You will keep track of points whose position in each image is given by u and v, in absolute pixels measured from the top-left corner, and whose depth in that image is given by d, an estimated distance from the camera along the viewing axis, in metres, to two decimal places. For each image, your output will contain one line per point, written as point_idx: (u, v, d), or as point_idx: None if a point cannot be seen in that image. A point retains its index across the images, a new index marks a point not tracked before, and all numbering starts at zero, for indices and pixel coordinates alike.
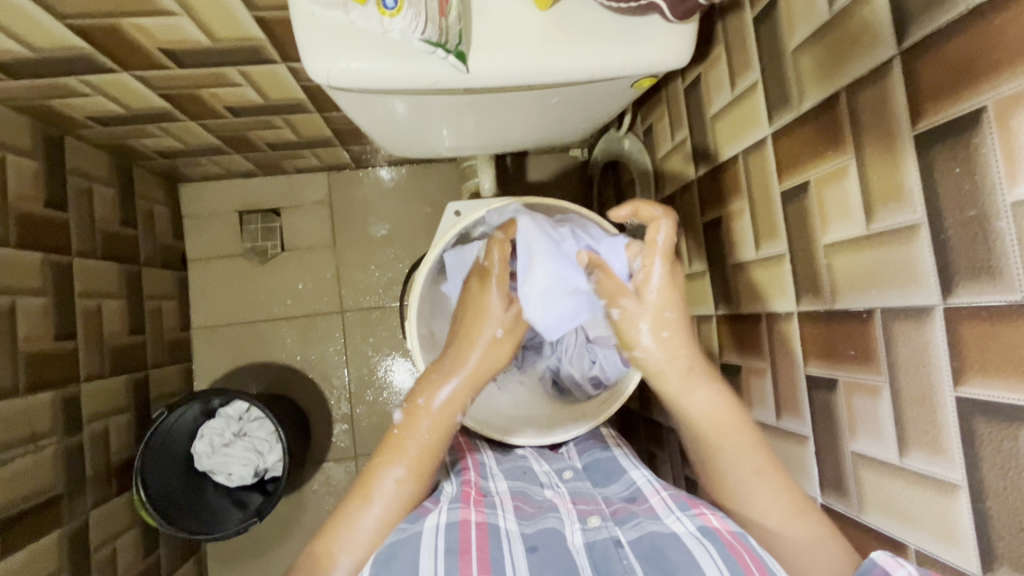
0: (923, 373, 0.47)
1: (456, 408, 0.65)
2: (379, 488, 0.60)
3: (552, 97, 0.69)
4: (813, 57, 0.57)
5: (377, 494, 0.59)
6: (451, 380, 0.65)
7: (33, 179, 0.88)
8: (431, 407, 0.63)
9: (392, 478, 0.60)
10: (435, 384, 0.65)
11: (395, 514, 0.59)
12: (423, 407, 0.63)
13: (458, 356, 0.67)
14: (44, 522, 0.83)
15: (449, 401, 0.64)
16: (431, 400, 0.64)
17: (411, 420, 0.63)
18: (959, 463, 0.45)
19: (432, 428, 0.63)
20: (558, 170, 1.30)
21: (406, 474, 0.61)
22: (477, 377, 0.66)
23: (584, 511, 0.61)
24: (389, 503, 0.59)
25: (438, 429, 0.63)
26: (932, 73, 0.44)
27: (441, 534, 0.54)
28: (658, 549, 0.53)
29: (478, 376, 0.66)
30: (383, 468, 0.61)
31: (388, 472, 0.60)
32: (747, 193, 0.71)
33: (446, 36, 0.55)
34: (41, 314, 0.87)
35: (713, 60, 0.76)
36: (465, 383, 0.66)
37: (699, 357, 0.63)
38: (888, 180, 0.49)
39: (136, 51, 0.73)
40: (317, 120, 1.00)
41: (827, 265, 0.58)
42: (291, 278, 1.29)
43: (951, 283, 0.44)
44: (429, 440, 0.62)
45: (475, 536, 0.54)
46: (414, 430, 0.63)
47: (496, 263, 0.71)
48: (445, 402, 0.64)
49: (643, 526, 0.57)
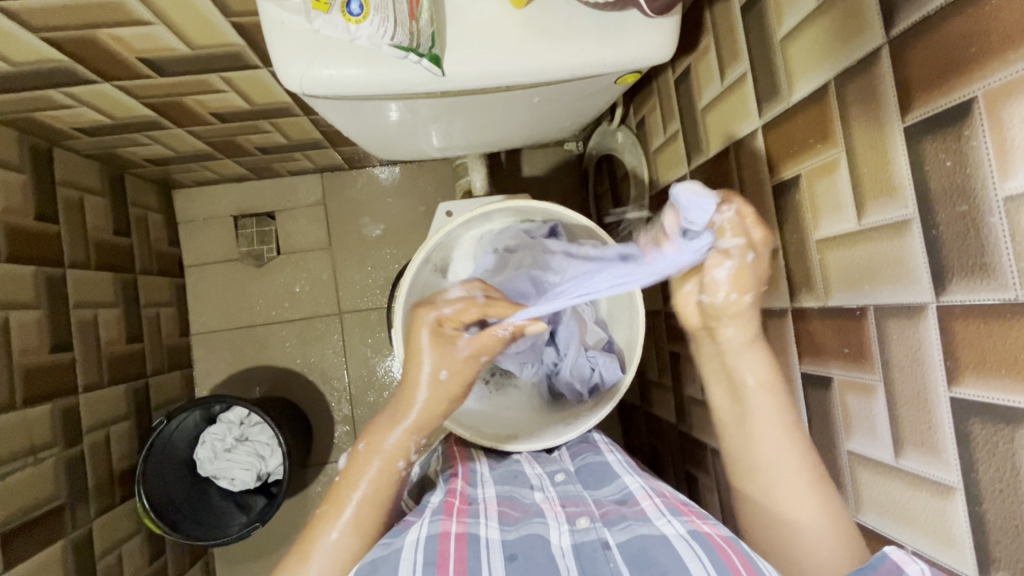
0: (917, 372, 0.46)
1: (402, 455, 0.63)
2: (320, 543, 0.59)
3: (534, 97, 0.68)
4: (801, 47, 0.55)
5: (320, 547, 0.59)
6: (396, 427, 0.63)
7: (22, 193, 0.88)
8: (375, 446, 0.63)
9: (334, 530, 0.59)
10: (379, 431, 0.63)
11: (338, 568, 0.58)
12: (366, 459, 0.62)
13: (404, 400, 0.63)
14: (48, 533, 0.84)
15: (394, 448, 0.63)
16: (375, 449, 0.62)
17: (352, 469, 0.62)
18: (955, 465, 0.44)
19: (378, 476, 0.62)
20: (553, 163, 1.28)
21: (352, 524, 0.60)
22: (417, 431, 0.63)
23: (573, 513, 0.62)
24: (330, 559, 0.58)
25: (382, 480, 0.62)
26: (921, 63, 0.42)
27: (420, 549, 0.54)
28: (646, 553, 0.53)
29: (426, 421, 0.63)
30: (326, 520, 0.60)
31: (331, 525, 0.60)
32: (739, 186, 0.69)
33: (417, 40, 0.53)
34: (37, 327, 0.88)
35: (702, 50, 0.74)
36: (408, 430, 0.63)
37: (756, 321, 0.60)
38: (879, 173, 0.47)
39: (115, 61, 0.72)
40: (304, 123, 0.99)
41: (820, 261, 0.56)
42: (288, 281, 1.29)
43: (944, 280, 0.43)
44: (373, 489, 0.61)
45: (453, 548, 0.54)
46: (356, 480, 0.62)
47: (450, 314, 0.64)
48: (388, 455, 0.62)
49: (632, 529, 0.57)
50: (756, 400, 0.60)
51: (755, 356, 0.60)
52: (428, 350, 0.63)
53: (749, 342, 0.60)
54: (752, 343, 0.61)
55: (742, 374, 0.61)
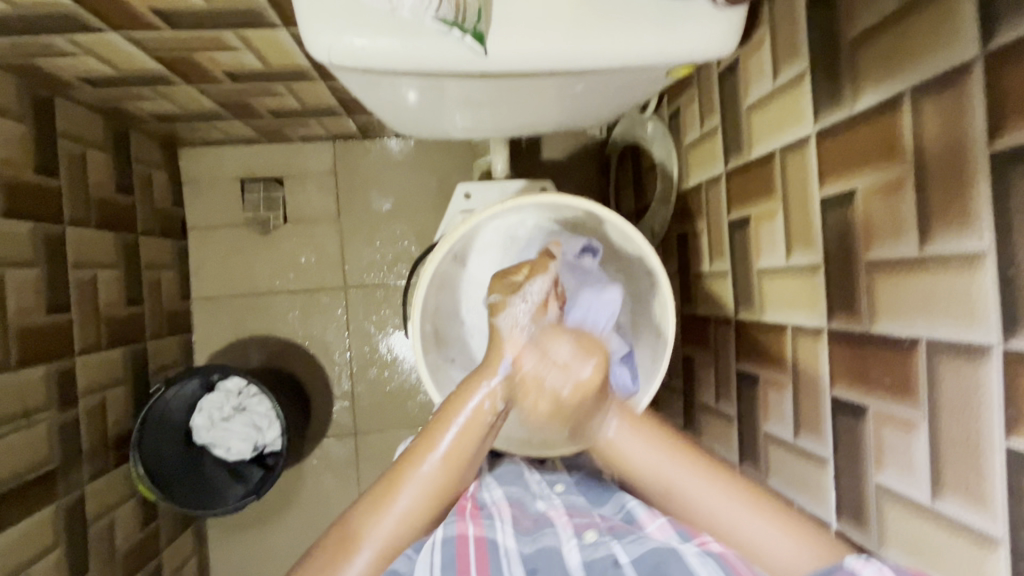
0: (969, 416, 0.43)
1: (493, 403, 0.59)
2: (412, 476, 0.56)
3: (578, 84, 0.63)
4: (874, 53, 0.51)
5: (411, 480, 0.56)
6: (483, 381, 0.59)
7: (21, 144, 0.83)
8: (475, 389, 0.59)
9: (426, 463, 0.57)
10: (473, 383, 0.59)
11: (421, 507, 0.56)
12: (466, 394, 0.59)
13: (501, 351, 0.61)
14: (39, 498, 0.82)
15: (480, 403, 0.58)
16: (468, 392, 0.59)
17: (444, 417, 0.59)
18: (1001, 517, 0.41)
19: (477, 415, 0.58)
20: (575, 147, 1.23)
21: (442, 463, 0.57)
22: (508, 386, 0.59)
23: (579, 526, 0.62)
24: (418, 494, 0.56)
25: (473, 426, 0.58)
26: (1019, 84, 0.38)
27: (438, 551, 0.56)
28: (654, 565, 0.54)
29: (517, 377, 0.60)
30: (417, 454, 0.57)
31: (422, 459, 0.57)
32: (781, 195, 0.65)
33: (463, 14, 0.50)
34: (33, 286, 0.84)
35: (755, 44, 0.69)
36: (503, 385, 0.59)
37: (659, 433, 0.60)
38: (951, 201, 0.44)
39: (125, 10, 0.67)
40: (320, 89, 0.94)
41: (868, 285, 0.53)
42: (293, 251, 1.25)
43: (1016, 324, 0.39)
44: (465, 432, 0.58)
45: (473, 553, 0.57)
46: (445, 425, 0.58)
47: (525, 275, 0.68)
48: (481, 403, 0.58)
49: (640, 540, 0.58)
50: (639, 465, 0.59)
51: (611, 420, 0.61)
52: (507, 331, 0.63)
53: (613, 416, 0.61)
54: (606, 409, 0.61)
55: (630, 457, 0.60)
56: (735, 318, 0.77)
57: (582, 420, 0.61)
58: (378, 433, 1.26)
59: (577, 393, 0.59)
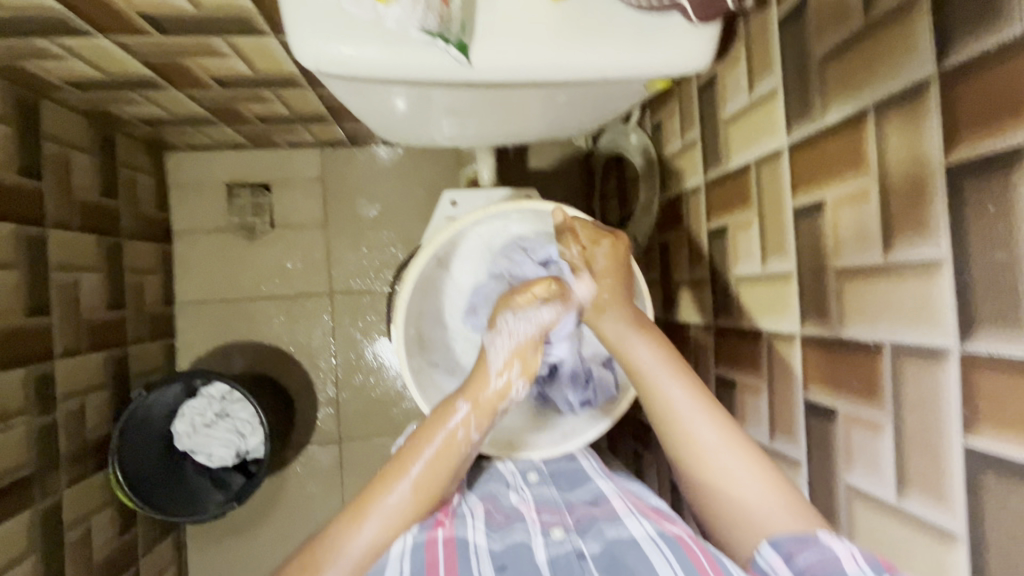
0: (930, 416, 0.45)
1: (466, 430, 0.63)
2: (380, 503, 0.58)
3: (560, 95, 0.65)
4: (841, 70, 0.54)
5: (378, 507, 0.58)
6: (458, 409, 0.63)
7: (5, 146, 0.83)
8: (451, 417, 0.63)
9: (395, 493, 0.59)
10: (448, 409, 0.63)
11: (387, 535, 0.58)
12: (439, 422, 0.63)
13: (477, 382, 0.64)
14: (15, 503, 0.80)
15: (457, 425, 0.62)
16: (444, 420, 0.63)
17: (419, 438, 0.62)
18: (961, 513, 0.43)
19: (451, 441, 0.62)
20: (561, 158, 1.25)
21: (412, 490, 0.59)
22: (488, 407, 0.64)
23: (547, 523, 0.63)
24: (384, 524, 0.58)
25: (446, 452, 0.62)
26: (972, 101, 0.41)
27: (407, 559, 0.55)
28: (616, 560, 0.56)
29: (491, 401, 0.64)
30: (384, 484, 0.59)
31: (390, 488, 0.59)
32: (757, 205, 0.67)
33: (447, 26, 0.52)
34: (12, 288, 0.83)
35: (731, 60, 0.71)
36: (477, 411, 0.63)
37: (673, 360, 0.64)
38: (911, 212, 0.46)
39: (115, 15, 0.68)
40: (309, 96, 0.95)
41: (838, 291, 0.55)
42: (279, 256, 1.25)
43: (972, 327, 0.41)
44: (438, 457, 0.61)
45: (442, 557, 0.56)
46: (419, 449, 0.61)
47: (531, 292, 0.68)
48: (456, 428, 0.62)
49: (603, 534, 0.59)
50: (652, 382, 0.63)
51: (623, 324, 0.66)
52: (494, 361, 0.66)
53: (632, 327, 0.66)
54: (626, 300, 0.67)
55: (640, 361, 0.64)
56: (714, 324, 0.79)
57: (601, 306, 0.67)
58: (362, 440, 1.26)
59: (608, 254, 0.68)
